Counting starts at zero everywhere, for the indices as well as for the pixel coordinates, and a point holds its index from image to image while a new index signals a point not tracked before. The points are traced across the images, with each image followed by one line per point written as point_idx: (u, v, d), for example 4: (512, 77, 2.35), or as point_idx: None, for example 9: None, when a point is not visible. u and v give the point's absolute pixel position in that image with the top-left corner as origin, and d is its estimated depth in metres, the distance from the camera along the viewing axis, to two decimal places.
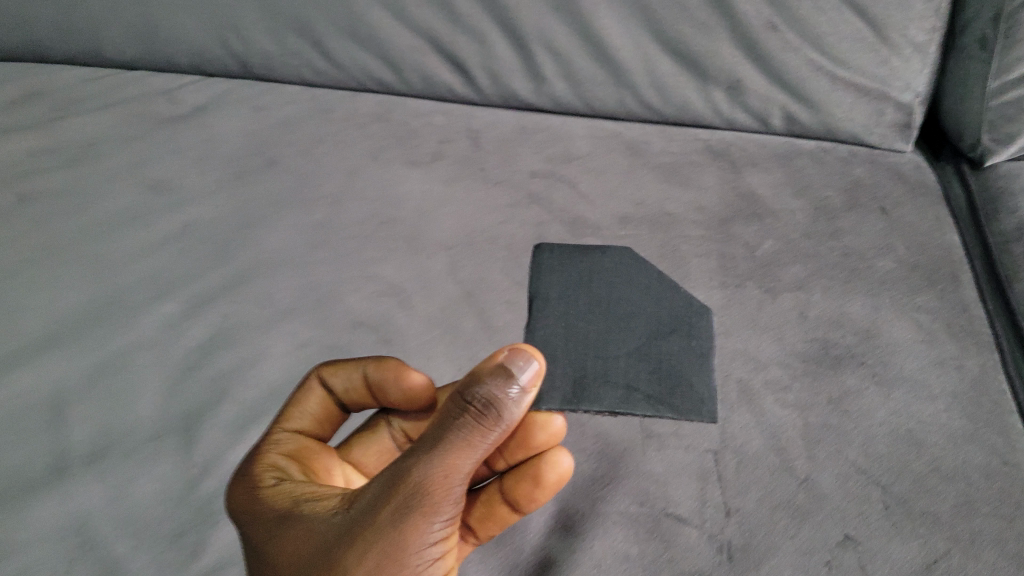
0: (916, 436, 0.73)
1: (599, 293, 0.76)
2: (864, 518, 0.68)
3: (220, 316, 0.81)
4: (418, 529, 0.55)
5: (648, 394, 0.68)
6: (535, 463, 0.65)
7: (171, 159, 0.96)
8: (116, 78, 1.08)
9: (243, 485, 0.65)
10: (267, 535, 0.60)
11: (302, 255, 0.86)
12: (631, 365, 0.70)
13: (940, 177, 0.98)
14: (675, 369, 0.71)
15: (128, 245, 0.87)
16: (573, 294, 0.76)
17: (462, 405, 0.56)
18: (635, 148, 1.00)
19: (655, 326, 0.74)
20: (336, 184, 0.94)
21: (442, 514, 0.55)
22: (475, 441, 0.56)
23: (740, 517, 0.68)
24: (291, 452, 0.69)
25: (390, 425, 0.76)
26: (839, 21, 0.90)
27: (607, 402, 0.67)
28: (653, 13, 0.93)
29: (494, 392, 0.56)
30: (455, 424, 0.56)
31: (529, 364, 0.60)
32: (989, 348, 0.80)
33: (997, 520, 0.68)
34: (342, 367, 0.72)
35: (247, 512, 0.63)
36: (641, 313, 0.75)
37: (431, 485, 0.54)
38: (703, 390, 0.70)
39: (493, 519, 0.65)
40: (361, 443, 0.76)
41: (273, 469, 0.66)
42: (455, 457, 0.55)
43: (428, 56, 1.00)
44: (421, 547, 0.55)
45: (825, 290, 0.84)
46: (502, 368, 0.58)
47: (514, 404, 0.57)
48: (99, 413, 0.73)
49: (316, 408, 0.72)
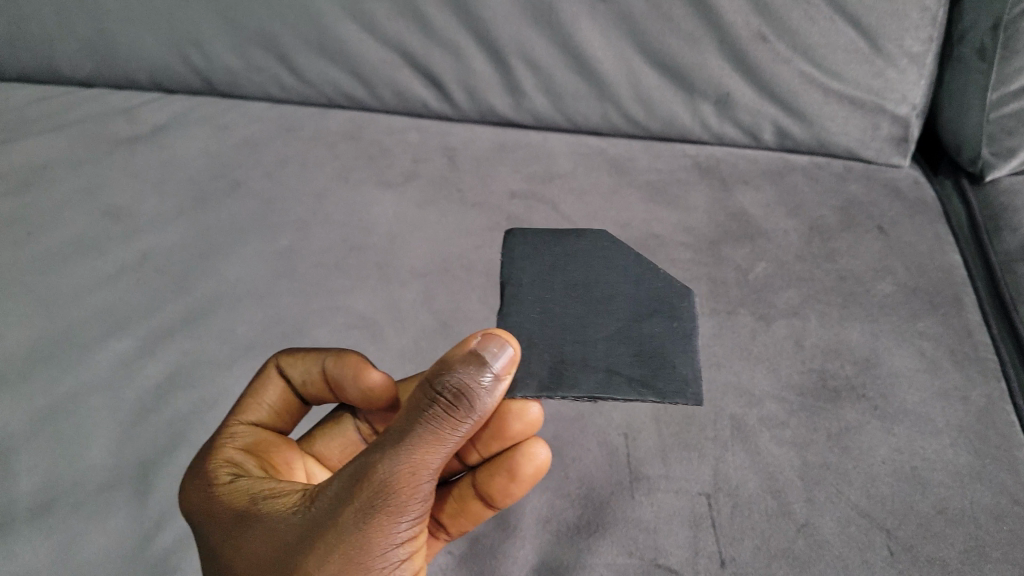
0: (920, 475, 0.69)
1: (575, 275, 0.67)
2: (867, 567, 0.63)
3: (179, 352, 0.76)
4: (384, 530, 0.51)
5: (631, 376, 0.59)
6: (510, 456, 0.63)
7: (128, 182, 0.92)
8: (72, 97, 1.03)
9: (196, 483, 0.61)
10: (223, 537, 0.56)
11: (267, 286, 0.82)
12: (611, 349, 0.61)
13: (939, 193, 0.93)
14: (661, 352, 0.61)
15: (80, 277, 0.82)
16: (548, 276, 0.67)
17: (431, 396, 0.52)
18: (619, 165, 0.95)
19: (636, 309, 0.64)
20: (303, 210, 0.89)
21: (410, 514, 0.52)
22: (444, 434, 0.52)
23: (735, 568, 0.63)
24: (248, 446, 0.65)
25: (355, 417, 0.72)
26: (832, 31, 0.85)
27: (586, 386, 0.58)
28: (636, 24, 0.88)
29: (465, 381, 0.52)
30: (423, 417, 0.51)
31: (503, 349, 0.54)
32: (995, 376, 0.75)
33: (1009, 566, 0.63)
34: (300, 358, 0.68)
35: (201, 513, 0.58)
36: (621, 294, 0.65)
37: (396, 483, 0.51)
38: (689, 370, 0.60)
39: (466, 515, 0.64)
40: (325, 435, 0.73)
41: (228, 465, 0.62)
42: (423, 452, 0.51)
43: (401, 70, 0.95)
44: (387, 548, 0.52)
45: (821, 316, 0.80)
46: (474, 354, 0.53)
47: (487, 393, 0.53)
48: (46, 462, 0.68)
49: (274, 399, 0.68)
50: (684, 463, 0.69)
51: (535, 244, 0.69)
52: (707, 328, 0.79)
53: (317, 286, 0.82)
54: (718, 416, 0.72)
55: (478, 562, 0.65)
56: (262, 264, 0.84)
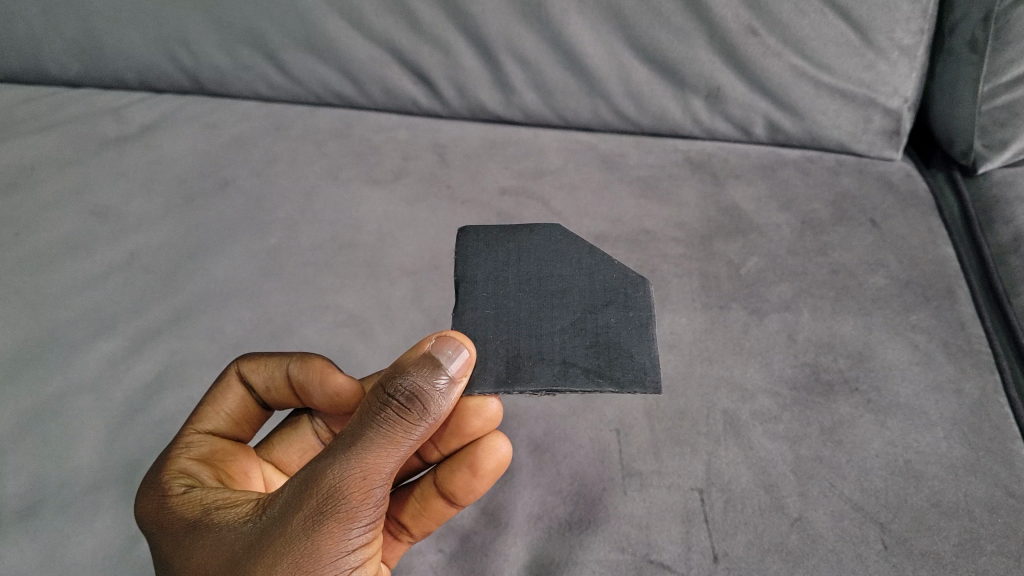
0: (914, 468, 0.68)
1: (530, 268, 0.64)
2: (861, 560, 0.63)
3: (167, 352, 0.75)
4: (334, 536, 0.50)
5: (587, 367, 0.59)
6: (471, 451, 0.63)
7: (115, 182, 0.92)
8: (59, 97, 1.02)
9: (150, 494, 0.58)
10: (172, 547, 0.55)
11: (257, 285, 0.81)
12: (566, 342, 0.60)
13: (932, 186, 0.93)
14: (616, 343, 0.60)
15: (67, 278, 0.81)
16: (503, 271, 0.64)
17: (384, 399, 0.52)
18: (610, 161, 0.95)
19: (591, 300, 0.63)
20: (291, 209, 0.89)
21: (362, 519, 0.51)
22: (397, 437, 0.51)
23: (728, 562, 0.63)
24: (205, 455, 0.63)
25: (312, 421, 0.71)
26: (823, 24, 0.85)
27: (543, 380, 0.58)
28: (626, 19, 0.87)
29: (418, 383, 0.52)
30: (375, 420, 0.51)
31: (459, 351, 0.55)
32: (989, 368, 0.75)
33: (1004, 558, 0.63)
34: (264, 364, 0.67)
35: (154, 523, 0.56)
36: (574, 286, 0.63)
37: (347, 488, 0.50)
38: (645, 358, 0.60)
39: (428, 514, 0.63)
40: (283, 441, 0.71)
41: (183, 476, 0.60)
42: (375, 455, 0.51)
43: (391, 67, 0.95)
44: (338, 555, 0.51)
45: (814, 310, 0.80)
46: (428, 358, 0.53)
47: (441, 397, 0.53)
48: (33, 463, 0.68)
49: (233, 406, 0.67)
50: (677, 457, 0.69)
51: (486, 239, 0.66)
52: (699, 323, 0.78)
53: (306, 284, 0.81)
54: (711, 411, 0.72)
55: (469, 559, 0.64)
56: (250, 262, 0.83)
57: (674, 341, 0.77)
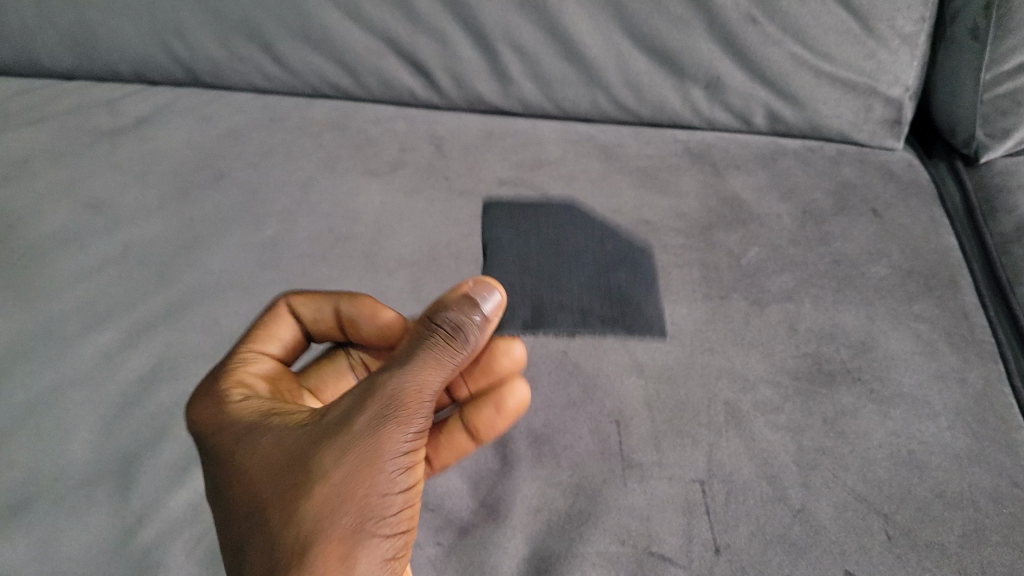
0: (918, 459, 0.68)
1: (550, 237, 0.81)
2: (865, 551, 0.62)
3: (163, 344, 0.75)
4: (391, 436, 0.52)
5: (602, 315, 0.73)
6: (501, 390, 0.66)
7: (109, 175, 0.91)
8: (52, 89, 1.02)
9: (204, 401, 0.60)
10: (229, 446, 0.56)
11: (253, 277, 0.80)
12: (583, 292, 0.75)
13: (934, 175, 0.92)
14: (619, 292, 0.76)
15: (60, 270, 0.80)
16: (528, 238, 0.81)
17: (430, 327, 0.57)
18: (609, 151, 0.94)
19: (600, 261, 0.79)
20: (287, 200, 0.88)
21: (415, 426, 0.54)
22: (443, 360, 0.56)
23: (731, 554, 0.62)
24: (260, 373, 0.64)
25: (350, 356, 0.73)
26: (823, 12, 0.84)
27: (567, 323, 0.70)
28: (625, 8, 0.87)
29: (461, 315, 0.56)
30: (425, 342, 0.56)
31: (493, 295, 0.59)
32: (993, 358, 0.74)
33: (1009, 549, 0.62)
34: (311, 297, 0.68)
35: (209, 427, 0.58)
36: (590, 250, 0.79)
37: (404, 395, 0.54)
38: (647, 307, 0.74)
39: (452, 447, 0.66)
40: (320, 372, 0.72)
41: (242, 386, 0.61)
42: (425, 373, 0.55)
43: (387, 58, 0.94)
44: (394, 455, 0.52)
45: (816, 300, 0.79)
46: (467, 296, 0.58)
47: (479, 331, 0.57)
48: (25, 457, 0.66)
49: (288, 335, 0.68)
50: (678, 449, 0.68)
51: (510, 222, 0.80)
52: (700, 313, 0.78)
53: (303, 276, 0.80)
54: (712, 402, 0.71)
55: (468, 552, 0.62)
56: (246, 254, 0.82)
57: (675, 332, 0.76)
